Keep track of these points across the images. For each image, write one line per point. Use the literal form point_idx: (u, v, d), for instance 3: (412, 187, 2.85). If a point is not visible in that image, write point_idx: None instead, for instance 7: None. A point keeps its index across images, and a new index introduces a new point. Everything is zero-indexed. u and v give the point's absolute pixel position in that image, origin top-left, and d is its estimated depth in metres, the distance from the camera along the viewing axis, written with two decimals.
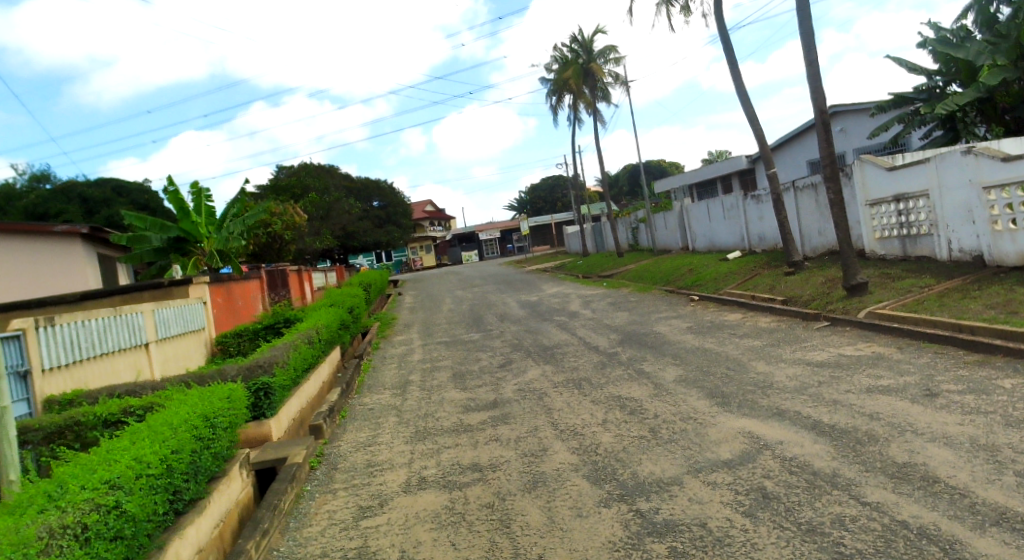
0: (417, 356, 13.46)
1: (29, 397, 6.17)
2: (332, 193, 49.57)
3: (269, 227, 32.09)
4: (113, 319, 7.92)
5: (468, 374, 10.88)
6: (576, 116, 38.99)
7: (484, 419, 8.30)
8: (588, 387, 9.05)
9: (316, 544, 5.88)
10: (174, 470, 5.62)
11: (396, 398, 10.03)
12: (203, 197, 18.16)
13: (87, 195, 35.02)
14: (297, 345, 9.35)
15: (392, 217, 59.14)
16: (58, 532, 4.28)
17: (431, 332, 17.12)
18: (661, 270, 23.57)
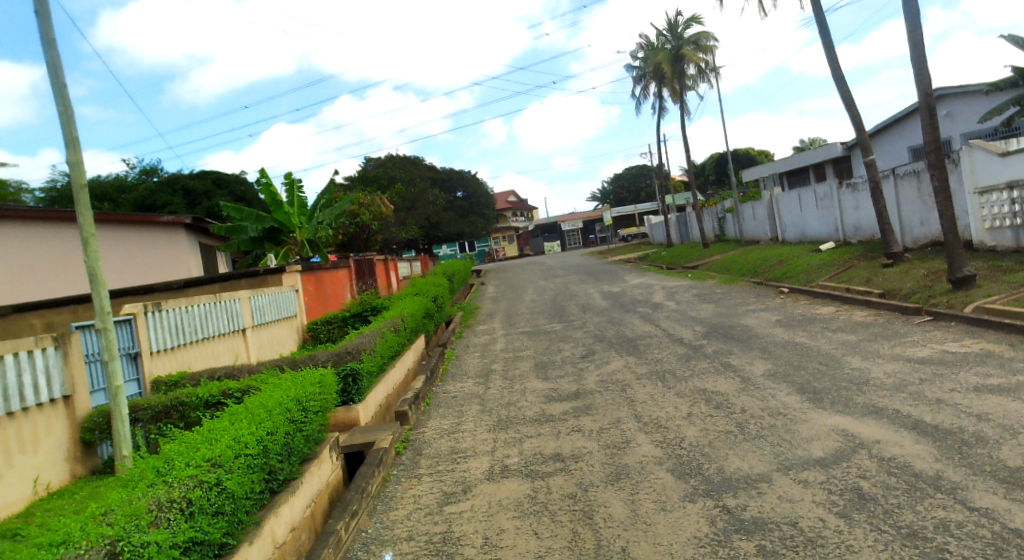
0: (500, 346, 13.58)
1: (139, 378, 6.56)
2: (417, 184, 50.76)
3: (357, 217, 32.96)
4: (213, 305, 8.30)
5: (550, 364, 10.90)
6: (662, 106, 38.28)
7: (567, 409, 8.30)
8: (672, 379, 8.92)
9: (402, 527, 6.11)
10: (269, 450, 5.91)
11: (479, 386, 10.17)
12: (295, 189, 18.82)
13: (189, 187, 36.99)
14: (384, 333, 9.56)
15: (476, 208, 59.62)
16: (165, 506, 4.68)
17: (514, 322, 17.23)
18: (748, 262, 22.93)
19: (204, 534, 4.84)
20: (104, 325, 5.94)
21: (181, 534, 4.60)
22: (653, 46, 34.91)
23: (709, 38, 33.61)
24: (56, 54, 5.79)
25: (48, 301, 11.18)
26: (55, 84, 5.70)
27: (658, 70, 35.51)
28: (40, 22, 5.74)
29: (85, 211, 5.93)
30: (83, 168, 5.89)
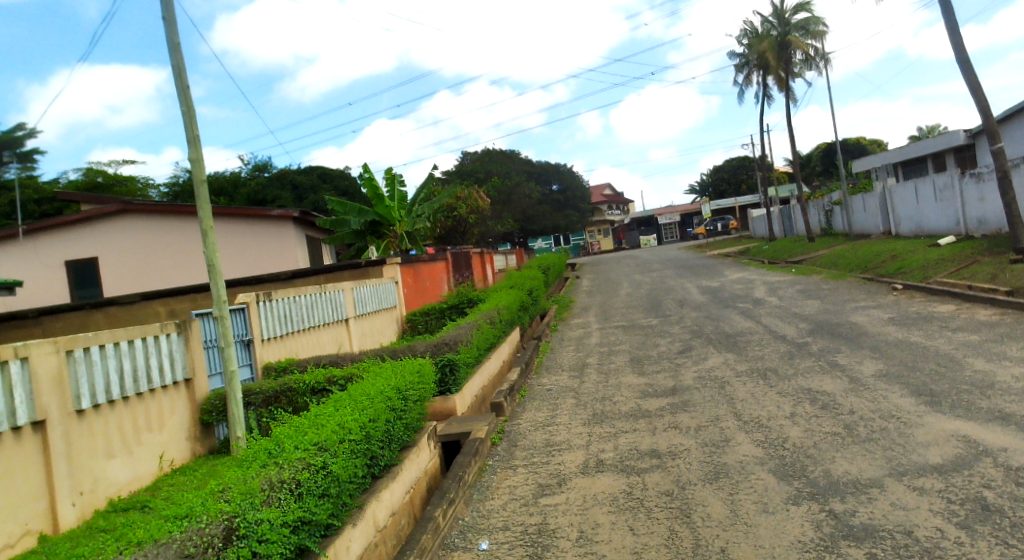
0: (594, 340, 13.55)
1: (251, 363, 6.90)
2: (514, 177, 51.53)
3: (455, 210, 33.84)
4: (319, 296, 8.65)
5: (646, 359, 10.79)
6: (767, 94, 37.14)
7: (663, 405, 8.18)
8: (774, 377, 8.64)
9: (499, 516, 6.22)
10: (372, 437, 6.11)
11: (573, 379, 10.19)
12: (396, 183, 19.41)
13: (297, 182, 38.83)
14: (480, 325, 9.72)
15: (572, 202, 59.24)
16: (277, 486, 4.93)
17: (608, 317, 17.11)
18: (859, 257, 21.78)
19: (312, 514, 5.06)
20: (220, 313, 6.26)
21: (291, 513, 4.80)
22: (758, 33, 33.95)
23: (818, 23, 32.29)
24: (181, 58, 6.15)
25: (171, 290, 12.01)
26: (179, 86, 6.04)
27: (761, 58, 34.61)
28: (167, 29, 6.11)
29: (204, 205, 6.29)
30: (203, 164, 6.23)
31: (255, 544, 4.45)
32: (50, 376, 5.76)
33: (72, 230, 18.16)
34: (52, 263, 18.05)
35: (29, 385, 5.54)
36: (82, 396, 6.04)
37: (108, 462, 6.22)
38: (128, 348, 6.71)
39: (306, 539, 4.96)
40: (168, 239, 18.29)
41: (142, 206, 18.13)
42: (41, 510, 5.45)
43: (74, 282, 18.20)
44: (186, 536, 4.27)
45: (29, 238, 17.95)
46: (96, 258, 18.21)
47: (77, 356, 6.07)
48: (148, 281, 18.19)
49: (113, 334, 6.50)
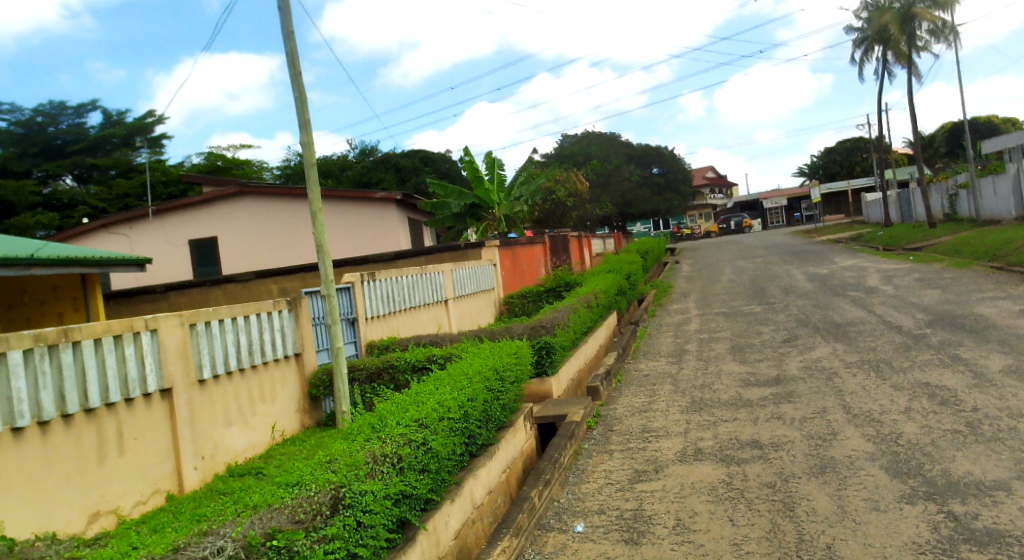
0: (694, 326, 13.32)
1: (355, 340, 7.16)
2: (614, 160, 51.25)
3: (553, 194, 34.48)
4: (419, 277, 8.86)
5: (748, 347, 10.52)
6: (886, 70, 35.33)
7: (766, 395, 7.95)
8: (887, 370, 8.24)
9: (594, 500, 6.23)
10: (470, 416, 6.22)
11: (671, 365, 10.09)
12: (496, 167, 19.82)
13: (401, 165, 39.97)
14: (577, 309, 9.73)
15: (672, 185, 57.16)
16: (380, 460, 5.10)
17: (709, 303, 16.73)
18: (986, 245, 20.33)
19: (413, 488, 5.22)
20: (327, 292, 6.49)
21: (393, 486, 4.94)
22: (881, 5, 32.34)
23: None
24: (295, 46, 6.39)
25: (282, 269, 12.57)
26: (292, 73, 6.26)
27: (881, 33, 32.97)
28: (282, 17, 6.36)
29: (314, 187, 6.52)
30: (313, 148, 6.45)
31: (361, 512, 4.58)
32: (175, 347, 6.25)
33: (196, 211, 19.29)
34: (177, 242, 19.31)
35: (157, 355, 6.08)
36: (203, 367, 6.50)
37: (227, 430, 6.71)
38: (244, 322, 7.12)
39: (407, 512, 5.11)
40: (283, 219, 19.03)
41: (258, 189, 18.89)
42: (168, 472, 6.03)
43: (196, 260, 19.36)
44: (297, 502, 4.49)
45: (158, 218, 19.26)
46: (216, 237, 19.26)
47: (199, 329, 6.54)
48: (260, 260, 19.06)
49: (231, 309, 6.92)
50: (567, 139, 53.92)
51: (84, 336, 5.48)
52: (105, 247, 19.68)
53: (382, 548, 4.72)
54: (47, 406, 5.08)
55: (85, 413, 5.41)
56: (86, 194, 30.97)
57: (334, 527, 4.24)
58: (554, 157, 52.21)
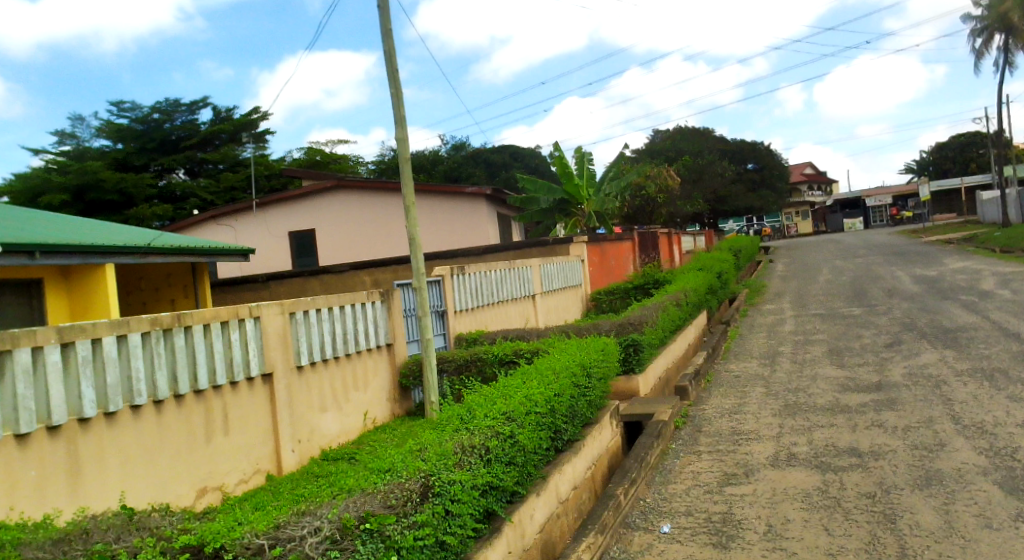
0: (789, 328, 12.91)
1: (445, 333, 7.30)
2: (707, 156, 50.03)
3: (643, 189, 34.61)
4: (508, 271, 8.94)
5: (847, 350, 10.13)
6: (1010, 60, 33.11)
7: (866, 402, 7.63)
8: (1003, 380, 7.74)
9: (682, 501, 6.14)
10: (557, 411, 6.23)
11: (764, 367, 9.84)
12: (585, 162, 20.16)
13: (491, 160, 40.31)
14: (666, 307, 9.64)
15: (768, 181, 54.88)
16: (468, 450, 5.18)
17: (805, 304, 16.15)
18: None
19: (500, 480, 5.27)
20: (418, 284, 6.64)
21: (480, 477, 5.02)
22: None
23: None
24: (393, 43, 6.54)
25: (376, 261, 12.94)
26: (389, 69, 6.41)
27: (1003, 20, 30.98)
28: (380, 15, 6.52)
29: (408, 181, 6.67)
30: (407, 143, 6.60)
31: (449, 502, 4.66)
32: (276, 334, 6.52)
33: (296, 204, 20.04)
34: (278, 234, 20.22)
35: (259, 342, 6.37)
36: (301, 353, 6.77)
37: (322, 415, 6.97)
38: (340, 312, 7.38)
39: (494, 503, 5.16)
40: (376, 212, 19.48)
41: (353, 183, 19.39)
42: (267, 453, 6.33)
43: (296, 251, 20.17)
44: (390, 488, 4.61)
45: (260, 210, 20.22)
46: (313, 230, 19.93)
47: (298, 317, 6.81)
48: (352, 252, 19.62)
49: (328, 299, 7.18)
50: (657, 134, 53.04)
51: (195, 321, 5.81)
52: (215, 237, 20.96)
53: (469, 537, 4.79)
54: (162, 386, 5.43)
55: (194, 393, 5.74)
56: (196, 187, 32.06)
57: (424, 514, 4.33)
58: (644, 153, 51.44)
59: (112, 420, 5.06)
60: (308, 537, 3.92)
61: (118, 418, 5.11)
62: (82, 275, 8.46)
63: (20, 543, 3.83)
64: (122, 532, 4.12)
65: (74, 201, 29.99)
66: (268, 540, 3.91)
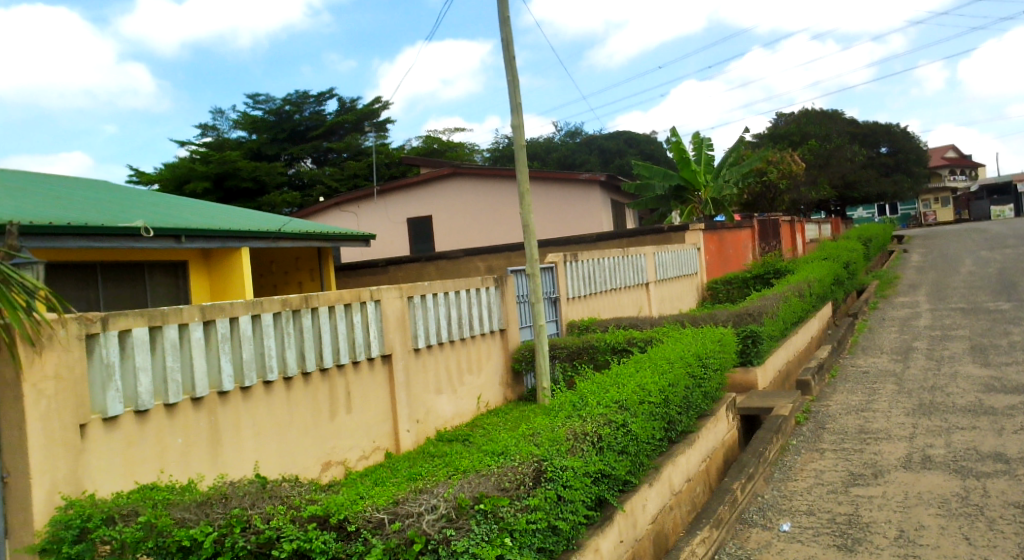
0: (926, 322, 12.10)
1: (557, 319, 7.37)
2: (835, 139, 47.19)
3: (766, 175, 33.30)
4: (620, 259, 8.93)
5: (993, 348, 9.39)
6: None
7: (1015, 404, 7.05)
8: None
9: (803, 499, 5.91)
10: (670, 402, 6.12)
11: (896, 363, 9.32)
12: (703, 147, 20.27)
13: (605, 147, 39.82)
14: (787, 298, 9.32)
15: (903, 166, 51.38)
16: (580, 438, 5.18)
17: (943, 298, 15.04)
18: None
19: (612, 468, 5.21)
20: (532, 270, 6.68)
21: (593, 464, 4.99)
22: None
23: None
24: (510, 30, 6.59)
25: (490, 248, 13.14)
26: (506, 57, 6.47)
27: None
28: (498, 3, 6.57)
29: (523, 168, 6.72)
30: (522, 130, 6.63)
31: (561, 487, 4.64)
32: (395, 317, 6.75)
33: (414, 191, 20.67)
34: (396, 219, 20.93)
35: (379, 324, 6.61)
36: (418, 337, 6.98)
37: (438, 397, 7.18)
38: (455, 297, 7.56)
39: (606, 491, 5.13)
40: (490, 199, 19.75)
41: (469, 169, 19.79)
42: (386, 431, 6.57)
43: (413, 237, 20.79)
44: (504, 470, 4.66)
45: (381, 197, 21.01)
46: (430, 215, 20.51)
47: (415, 302, 7.02)
48: (466, 239, 20.06)
49: (444, 284, 7.36)
50: (780, 118, 50.71)
51: (321, 303, 6.09)
52: (337, 223, 21.91)
53: (581, 524, 4.76)
54: (291, 362, 5.73)
55: (320, 371, 6.03)
56: (324, 174, 31.46)
57: (536, 498, 4.28)
58: (766, 137, 48.98)
59: (247, 394, 5.40)
60: (426, 514, 3.86)
61: (253, 392, 5.44)
62: (222, 259, 9.07)
63: (169, 503, 4.13)
64: (257, 497, 4.25)
65: (215, 188, 30.56)
66: (388, 514, 3.89)
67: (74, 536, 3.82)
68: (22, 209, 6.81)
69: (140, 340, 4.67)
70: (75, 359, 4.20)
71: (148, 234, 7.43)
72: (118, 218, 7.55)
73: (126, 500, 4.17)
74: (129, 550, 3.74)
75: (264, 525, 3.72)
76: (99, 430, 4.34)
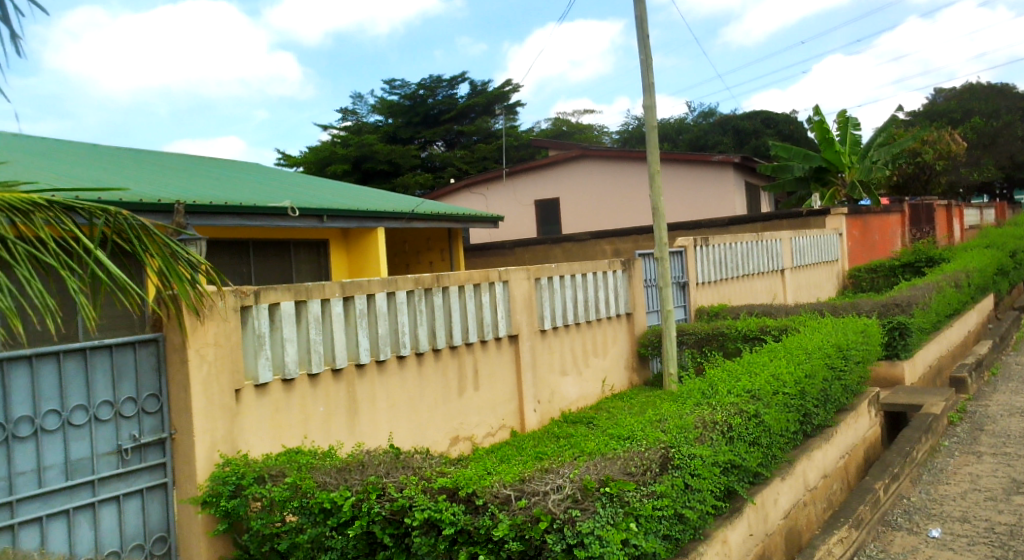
0: None
1: (685, 305, 7.38)
2: (1004, 115, 42.72)
3: (920, 155, 30.83)
4: (755, 244, 8.92)
5: None
6: None
7: None
8: None
9: (955, 505, 5.52)
10: (807, 393, 5.85)
11: None
12: (849, 127, 19.22)
13: (740, 127, 36.05)
14: (942, 289, 8.73)
15: None
16: (710, 427, 5.01)
17: None
18: None
19: (742, 460, 5.02)
20: (661, 254, 6.57)
21: (722, 453, 4.82)
22: None
23: None
24: (644, 8, 6.44)
25: (617, 231, 13.09)
26: (639, 36, 6.34)
27: None
28: None
29: (653, 150, 6.59)
30: (654, 111, 6.49)
31: (689, 475, 4.48)
32: (522, 298, 6.83)
33: (543, 173, 20.75)
34: (524, 201, 21.15)
35: (507, 304, 6.71)
36: (544, 318, 7.03)
37: (563, 379, 7.23)
38: (581, 280, 7.56)
39: (735, 482, 4.95)
40: (618, 181, 19.62)
41: (598, 152, 19.73)
42: (512, 410, 6.69)
43: (541, 219, 20.94)
44: (630, 455, 4.56)
45: (510, 178, 21.26)
46: (557, 198, 20.61)
47: (542, 283, 7.08)
48: (593, 222, 20.05)
49: (571, 266, 7.38)
50: (940, 94, 46.65)
51: (452, 282, 6.25)
52: (466, 204, 22.44)
53: (709, 514, 4.60)
54: (423, 339, 5.92)
55: (450, 349, 6.20)
56: (454, 157, 32.06)
57: (663, 485, 4.08)
58: (920, 114, 45.09)
59: (381, 367, 5.63)
60: (551, 493, 3.69)
61: (387, 366, 5.66)
62: (359, 238, 9.51)
63: (312, 467, 4.36)
64: (391, 468, 4.37)
65: (353, 170, 32.01)
66: (515, 490, 3.76)
67: (230, 491, 4.18)
68: (187, 190, 7.43)
69: (287, 314, 4.97)
70: (232, 328, 4.55)
71: (294, 213, 7.88)
72: (268, 199, 8.07)
73: (274, 461, 4.44)
74: (277, 507, 4.06)
75: (398, 493, 3.84)
76: (251, 395, 4.66)
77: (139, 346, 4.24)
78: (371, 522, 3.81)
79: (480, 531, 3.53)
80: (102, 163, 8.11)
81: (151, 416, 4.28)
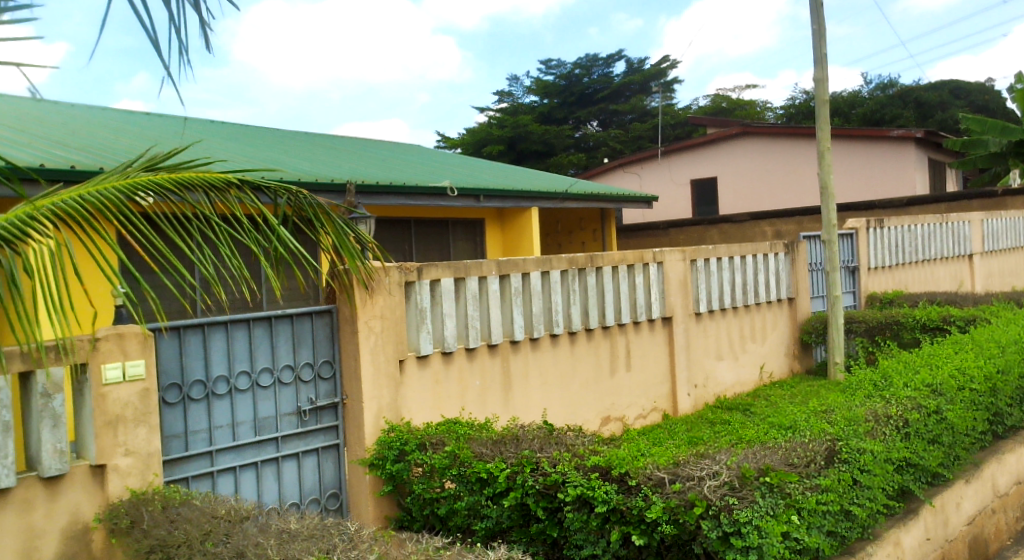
0: None
1: (854, 292, 7.03)
2: None
3: None
4: (938, 227, 8.36)
5: None
6: None
7: None
8: None
9: None
10: (997, 391, 5.34)
11: None
12: None
13: (923, 100, 32.44)
14: None
15: None
16: (882, 421, 4.65)
17: None
18: None
19: (919, 458, 4.64)
20: (830, 237, 6.21)
21: (896, 450, 4.45)
22: None
23: None
24: None
25: (780, 212, 12.59)
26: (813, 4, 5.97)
27: None
28: None
29: (824, 125, 6.20)
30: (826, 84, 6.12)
31: (858, 471, 4.16)
32: (676, 279, 6.70)
33: (699, 151, 20.18)
34: (679, 180, 20.64)
35: (661, 285, 6.61)
36: (699, 300, 6.86)
37: (719, 363, 7.05)
38: (740, 262, 7.31)
39: (911, 482, 4.57)
40: (782, 159, 18.75)
41: (761, 128, 18.86)
42: (664, 393, 6.60)
43: (696, 199, 20.40)
44: (792, 444, 4.31)
45: (666, 157, 20.80)
46: (715, 177, 19.97)
47: (698, 265, 6.90)
48: (753, 203, 19.25)
49: (729, 248, 7.15)
50: None
51: (605, 262, 6.22)
52: (618, 183, 22.25)
53: (880, 514, 4.29)
54: (575, 319, 5.94)
55: (602, 330, 6.20)
56: (609, 137, 31.76)
57: (829, 479, 3.80)
58: None
59: (535, 344, 5.71)
60: (707, 479, 3.49)
61: (540, 344, 5.74)
62: (514, 217, 9.72)
63: (470, 437, 4.49)
64: (546, 442, 4.39)
65: (508, 151, 32.28)
66: (669, 473, 3.62)
67: (394, 456, 4.42)
68: (355, 170, 7.94)
69: (447, 290, 5.15)
70: (396, 303, 4.78)
71: (453, 193, 8.20)
72: (429, 179, 8.45)
73: (434, 430, 4.62)
74: (437, 474, 4.25)
75: (551, 468, 3.86)
76: (414, 366, 4.89)
77: (315, 316, 4.54)
78: (526, 495, 3.87)
79: (634, 511, 3.49)
80: (283, 145, 8.84)
81: (326, 381, 4.59)
